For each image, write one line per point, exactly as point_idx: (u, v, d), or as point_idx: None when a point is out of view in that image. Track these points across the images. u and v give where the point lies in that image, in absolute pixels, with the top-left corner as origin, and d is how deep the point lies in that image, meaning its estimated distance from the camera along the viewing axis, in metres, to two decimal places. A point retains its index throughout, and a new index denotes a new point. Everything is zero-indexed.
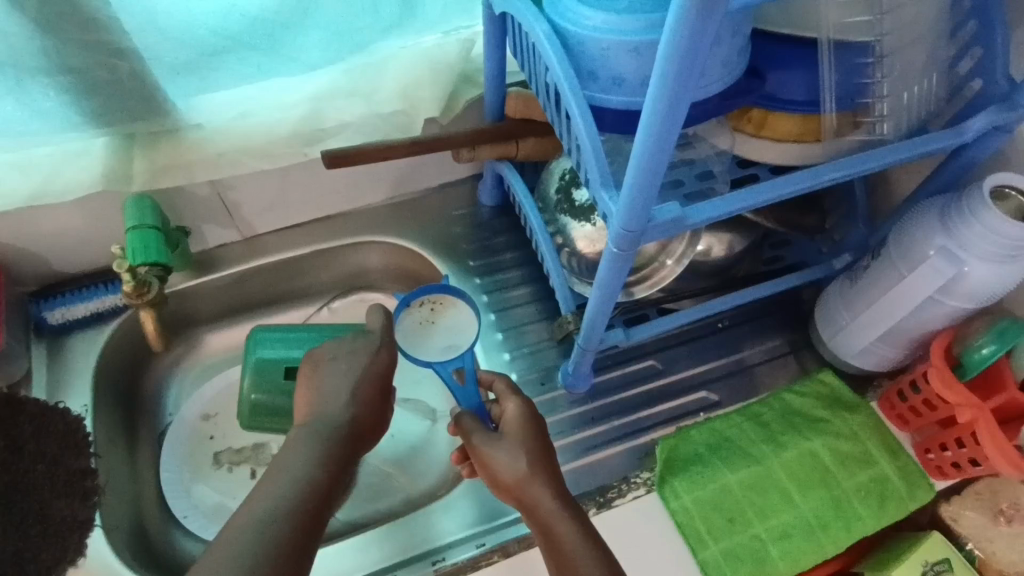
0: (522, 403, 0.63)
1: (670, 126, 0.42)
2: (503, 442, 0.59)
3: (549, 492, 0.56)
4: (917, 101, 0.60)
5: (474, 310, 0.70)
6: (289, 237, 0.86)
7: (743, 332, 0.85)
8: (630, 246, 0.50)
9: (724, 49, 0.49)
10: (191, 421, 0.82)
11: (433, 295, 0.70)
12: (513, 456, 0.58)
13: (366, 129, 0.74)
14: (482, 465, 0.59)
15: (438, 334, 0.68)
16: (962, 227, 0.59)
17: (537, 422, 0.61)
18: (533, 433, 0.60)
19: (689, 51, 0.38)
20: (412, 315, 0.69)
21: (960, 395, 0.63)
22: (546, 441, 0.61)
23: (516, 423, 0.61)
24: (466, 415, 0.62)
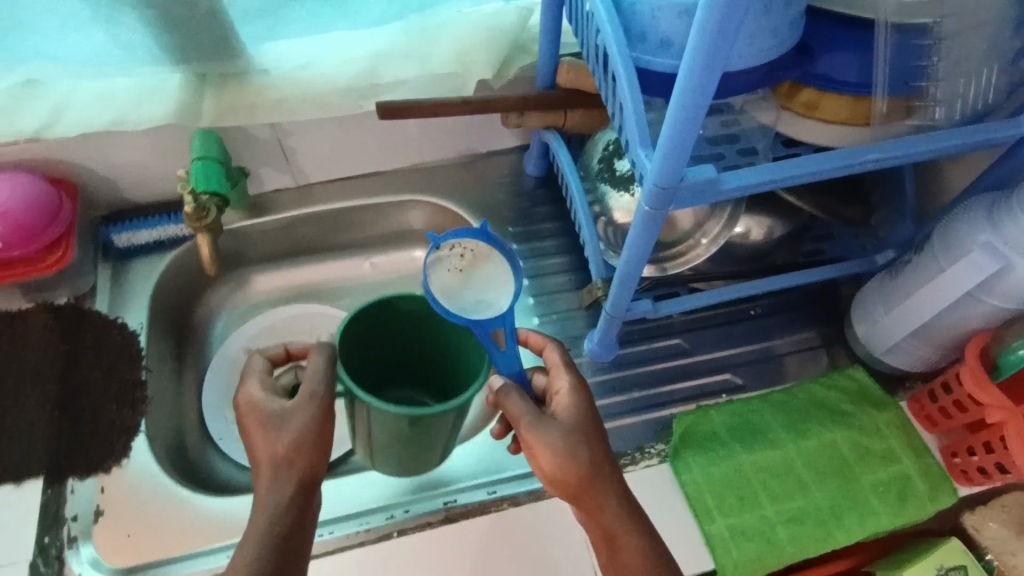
0: (575, 386, 0.57)
1: (706, 84, 0.43)
2: (562, 431, 0.54)
3: (616, 496, 0.54)
4: (978, 92, 0.58)
5: (513, 266, 0.59)
6: (340, 190, 0.90)
7: (775, 322, 0.85)
8: (662, 204, 0.51)
9: (774, 17, 0.50)
10: (234, 353, 0.87)
11: (466, 241, 0.60)
12: (576, 451, 0.53)
13: (420, 88, 0.76)
14: (532, 455, 0.54)
15: (470, 286, 0.58)
16: (1010, 223, 0.58)
17: (592, 409, 0.56)
18: (590, 421, 0.55)
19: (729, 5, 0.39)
20: (442, 263, 0.59)
21: (993, 397, 0.62)
22: (602, 430, 0.56)
23: (573, 409, 0.56)
24: (513, 392, 0.55)
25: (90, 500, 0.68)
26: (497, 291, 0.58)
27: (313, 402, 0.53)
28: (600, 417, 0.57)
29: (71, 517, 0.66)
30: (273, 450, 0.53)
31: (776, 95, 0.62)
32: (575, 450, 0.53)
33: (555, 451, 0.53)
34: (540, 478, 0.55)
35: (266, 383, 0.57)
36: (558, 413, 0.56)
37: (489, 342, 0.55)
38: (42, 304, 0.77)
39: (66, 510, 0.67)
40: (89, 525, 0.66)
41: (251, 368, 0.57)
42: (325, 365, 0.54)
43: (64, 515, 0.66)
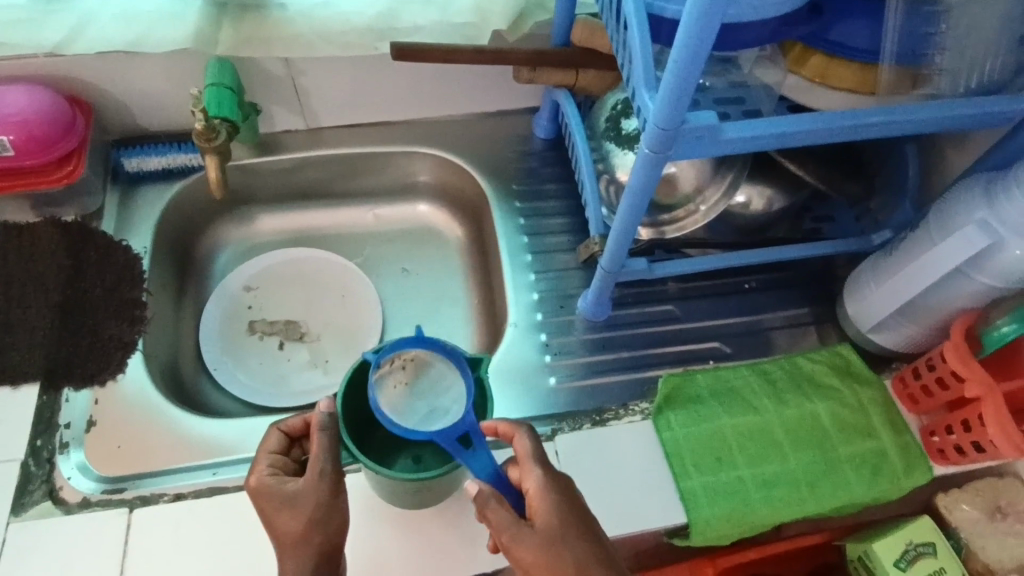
0: (546, 481, 0.53)
1: (710, 23, 0.44)
2: (546, 541, 0.50)
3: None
4: (986, 67, 0.59)
5: (456, 364, 0.62)
6: (350, 136, 0.91)
7: (768, 297, 0.86)
8: (662, 146, 0.52)
9: None
10: (234, 288, 0.89)
11: (405, 352, 0.62)
12: (566, 559, 0.49)
13: (436, 35, 0.77)
14: (520, 568, 0.51)
15: (420, 394, 0.61)
16: (1004, 199, 0.59)
17: (570, 502, 0.53)
18: (570, 518, 0.52)
19: None
20: (386, 379, 0.61)
21: (971, 371, 0.64)
22: (587, 522, 0.53)
23: (549, 510, 0.52)
24: (493, 501, 0.51)
25: (83, 410, 0.69)
26: (446, 390, 0.61)
27: (321, 480, 0.55)
28: (582, 505, 0.54)
29: (63, 424, 0.68)
30: (290, 530, 0.54)
31: (785, 57, 0.63)
32: (562, 557, 0.50)
33: (539, 561, 0.50)
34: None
35: (275, 464, 0.57)
36: (536, 517, 0.52)
37: (452, 445, 0.55)
38: (48, 218, 0.79)
39: (60, 417, 0.68)
40: (80, 433, 0.68)
41: (263, 449, 0.58)
42: (329, 440, 0.55)
43: (57, 422, 0.68)
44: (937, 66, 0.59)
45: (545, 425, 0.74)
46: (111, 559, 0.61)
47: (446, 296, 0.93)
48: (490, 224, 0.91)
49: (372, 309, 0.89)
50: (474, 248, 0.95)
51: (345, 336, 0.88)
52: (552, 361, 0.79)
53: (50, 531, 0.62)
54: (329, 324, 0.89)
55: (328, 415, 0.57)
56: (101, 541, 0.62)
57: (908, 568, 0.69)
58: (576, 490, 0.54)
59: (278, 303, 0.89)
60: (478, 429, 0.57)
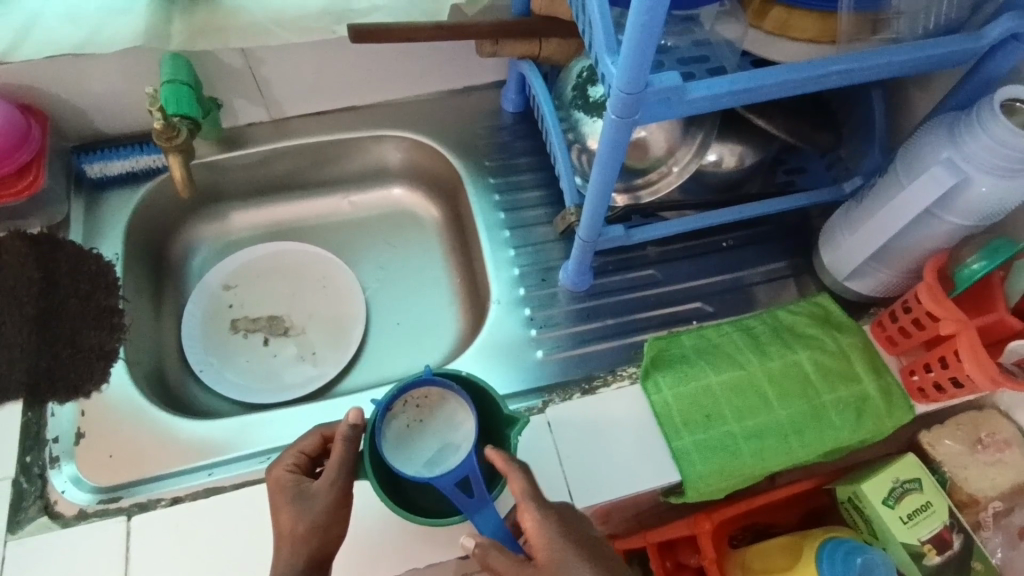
0: (544, 517, 0.54)
1: None
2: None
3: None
4: (943, 8, 0.59)
5: (465, 402, 0.62)
6: (317, 124, 0.90)
7: (746, 253, 0.87)
8: (628, 111, 0.52)
9: None
10: (213, 288, 0.88)
11: (415, 390, 0.62)
12: None
13: (396, 13, 0.76)
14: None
15: (431, 433, 0.62)
16: (969, 139, 0.60)
17: (570, 532, 0.53)
18: (572, 549, 0.52)
19: None
20: (397, 419, 0.62)
21: (947, 311, 0.65)
22: (594, 550, 0.53)
23: (550, 545, 0.52)
24: (492, 551, 0.53)
25: (70, 422, 0.69)
26: (458, 425, 0.62)
27: (332, 488, 0.55)
28: (586, 534, 0.54)
29: (52, 438, 0.67)
30: (290, 528, 0.54)
31: (745, 12, 0.63)
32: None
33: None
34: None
35: (299, 463, 0.59)
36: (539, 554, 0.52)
37: (453, 491, 0.55)
38: (14, 231, 0.77)
39: (48, 431, 0.68)
40: (70, 445, 0.68)
41: (295, 446, 0.60)
42: (347, 453, 0.55)
43: (45, 436, 0.67)
44: (895, 10, 0.59)
45: (537, 396, 0.75)
46: (113, 565, 0.61)
47: (427, 279, 0.92)
48: (465, 202, 0.90)
49: (355, 298, 0.89)
50: (451, 228, 0.95)
51: (329, 327, 0.87)
52: (538, 334, 0.80)
53: (48, 544, 0.62)
54: (313, 315, 0.88)
55: (351, 429, 0.55)
56: (103, 550, 0.62)
57: (896, 504, 0.71)
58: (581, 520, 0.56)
59: (257, 302, 0.89)
60: (478, 475, 0.56)
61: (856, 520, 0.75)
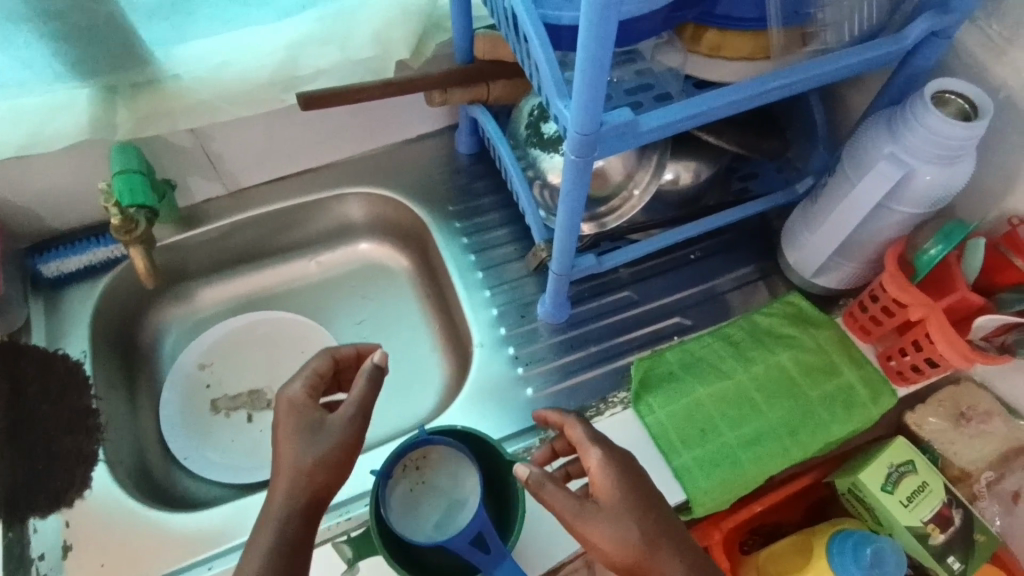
0: (605, 460, 0.55)
1: (605, 28, 0.45)
2: (606, 514, 0.53)
3: (680, 566, 0.52)
4: (863, 14, 0.63)
5: (464, 455, 0.62)
6: (274, 191, 0.89)
7: (714, 263, 0.89)
8: (585, 150, 0.53)
9: None
10: (188, 370, 0.86)
11: (412, 452, 0.62)
12: (625, 528, 0.52)
13: (340, 75, 0.77)
14: (587, 543, 0.53)
15: (436, 492, 0.61)
16: (907, 134, 0.63)
17: (631, 479, 0.55)
18: (630, 495, 0.53)
19: None
20: (399, 486, 0.61)
21: (913, 296, 0.66)
22: (649, 496, 0.54)
23: (610, 486, 0.54)
24: (549, 484, 0.54)
25: (55, 536, 0.66)
26: (462, 481, 0.61)
27: (347, 424, 0.55)
28: (644, 481, 0.55)
29: (37, 556, 0.65)
30: (297, 455, 0.53)
31: (681, 38, 0.65)
32: (622, 530, 0.52)
33: (604, 537, 0.52)
34: (601, 560, 0.54)
35: (313, 384, 0.59)
36: (598, 493, 0.54)
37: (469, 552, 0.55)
38: None
39: (31, 550, 0.65)
40: (57, 560, 0.65)
41: (310, 368, 0.60)
42: (366, 393, 0.56)
43: (30, 556, 0.65)
44: (822, 22, 0.62)
45: (533, 433, 0.75)
46: None
47: (406, 329, 0.92)
48: (434, 249, 0.90)
49: None
50: (423, 276, 0.94)
51: None
52: (525, 372, 0.80)
53: None
54: None
55: (375, 368, 0.57)
56: None
57: (894, 489, 0.73)
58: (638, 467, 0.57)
59: (235, 379, 0.87)
60: (491, 529, 0.56)
61: (860, 509, 0.77)
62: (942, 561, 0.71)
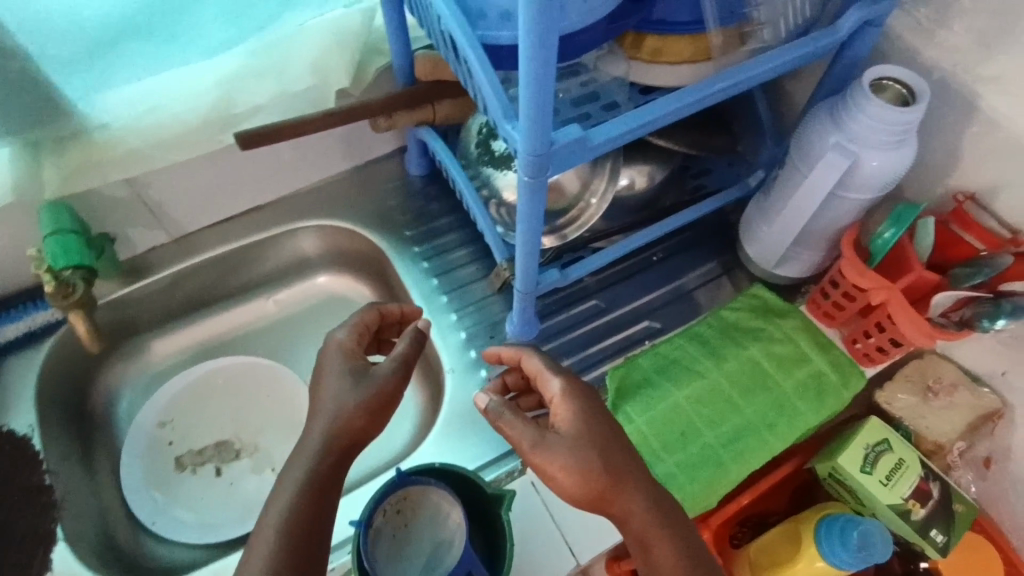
0: (565, 392, 0.57)
1: (546, 46, 0.44)
2: (568, 443, 0.53)
3: (640, 498, 0.54)
4: (797, 9, 0.63)
5: (445, 492, 0.60)
6: (221, 233, 0.86)
7: (676, 262, 0.90)
8: (539, 171, 0.52)
9: None
10: (147, 429, 0.82)
11: (391, 497, 0.60)
12: (586, 457, 0.53)
13: (279, 109, 0.75)
14: (547, 475, 0.53)
15: (420, 533, 0.59)
16: (850, 122, 0.64)
17: (591, 410, 0.56)
18: (590, 425, 0.55)
19: None
20: (381, 532, 0.59)
21: (872, 280, 0.67)
22: (609, 428, 0.56)
23: (570, 415, 0.55)
24: (508, 414, 0.54)
25: None
26: (446, 519, 0.60)
27: (391, 373, 0.57)
28: (603, 414, 0.57)
29: None
30: (335, 403, 0.55)
31: (622, 46, 0.65)
32: (584, 458, 0.53)
33: (566, 467, 0.52)
34: (561, 496, 0.54)
35: (361, 334, 0.63)
36: (559, 423, 0.55)
37: None
38: None
39: None
40: None
41: (360, 319, 0.64)
42: (409, 348, 0.59)
43: None
44: (757, 21, 0.62)
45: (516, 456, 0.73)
46: None
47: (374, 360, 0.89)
48: (394, 277, 0.88)
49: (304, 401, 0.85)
50: None
51: (284, 436, 0.83)
52: None
53: None
54: (264, 430, 0.84)
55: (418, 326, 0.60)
56: None
57: (873, 469, 0.74)
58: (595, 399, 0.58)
59: (199, 434, 0.83)
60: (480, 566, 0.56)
61: (842, 492, 0.78)
62: (926, 535, 0.73)
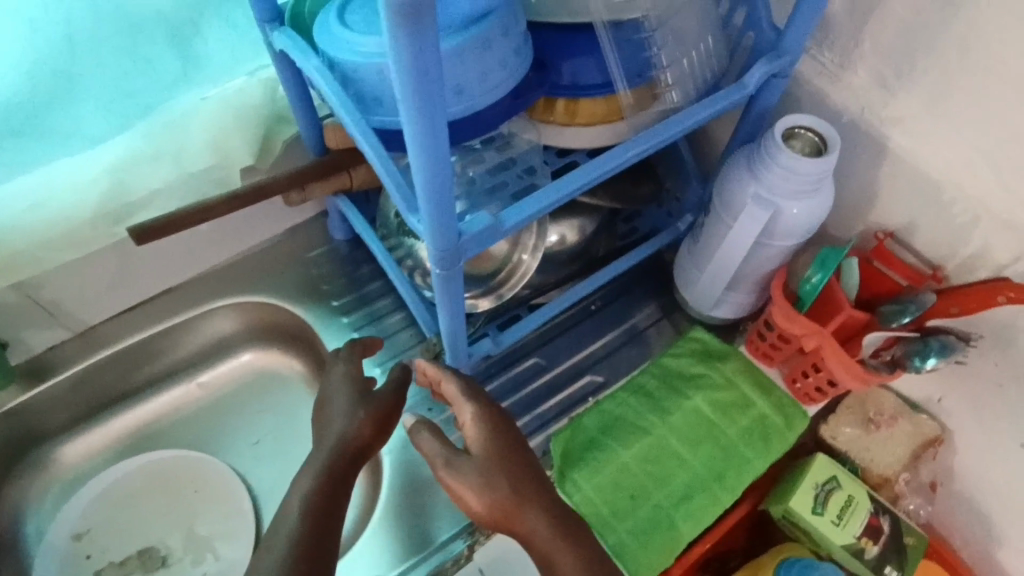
0: (479, 425, 0.63)
1: (436, 146, 0.40)
2: (471, 466, 0.60)
3: (542, 520, 0.58)
4: (704, 64, 0.62)
5: None
6: (129, 322, 0.81)
7: (616, 309, 0.88)
8: (451, 263, 0.50)
9: (477, 60, 0.48)
10: (61, 544, 0.76)
11: None
12: (485, 482, 0.59)
13: (180, 193, 0.70)
14: (456, 495, 0.60)
15: None
16: (766, 174, 0.63)
17: (502, 439, 0.62)
18: (498, 453, 0.61)
19: (419, 62, 0.35)
20: None
21: (805, 326, 0.66)
22: (517, 455, 0.62)
23: (476, 440, 0.62)
24: (427, 436, 0.64)
25: None
26: None
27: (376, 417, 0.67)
28: (514, 441, 0.63)
29: None
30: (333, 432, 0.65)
31: (532, 112, 0.62)
32: (484, 480, 0.59)
33: (470, 487, 0.59)
34: (467, 514, 0.61)
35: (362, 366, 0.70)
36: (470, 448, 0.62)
37: None
38: None
39: None
40: None
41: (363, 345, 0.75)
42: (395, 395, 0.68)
43: None
44: (665, 82, 0.61)
45: (460, 540, 0.72)
46: None
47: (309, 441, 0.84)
48: (321, 349, 0.84)
49: (235, 493, 0.80)
50: (317, 380, 0.87)
51: (214, 534, 0.78)
52: None
53: None
54: (192, 529, 0.78)
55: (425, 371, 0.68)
56: None
57: (824, 509, 0.74)
58: (511, 430, 0.64)
59: (119, 542, 0.77)
60: None
61: (797, 533, 0.77)
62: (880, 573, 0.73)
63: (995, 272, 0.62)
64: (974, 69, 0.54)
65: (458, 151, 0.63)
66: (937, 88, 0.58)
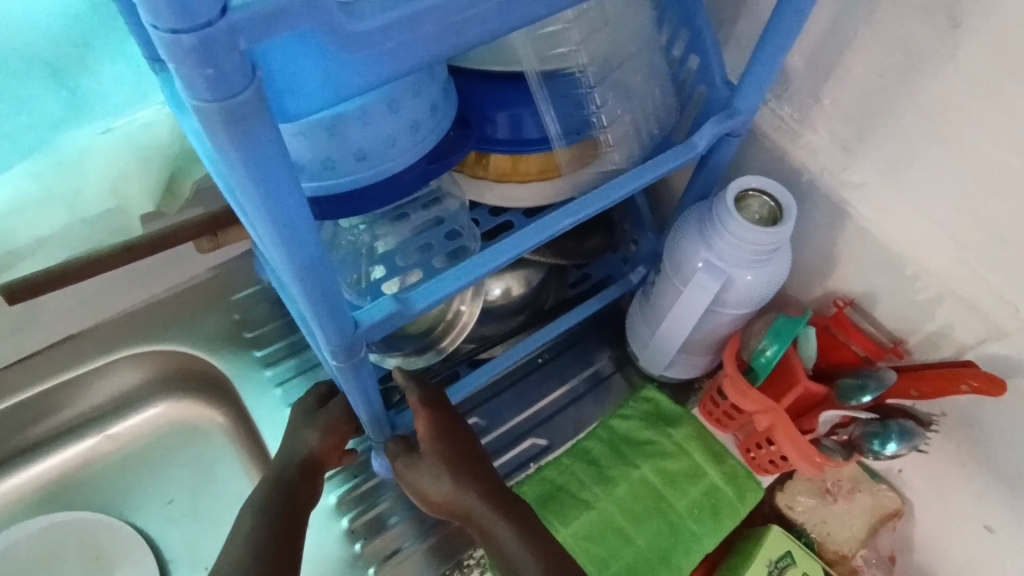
0: (431, 422, 0.60)
1: (305, 254, 0.34)
2: (423, 464, 0.59)
3: (487, 506, 0.57)
4: (651, 120, 0.57)
5: None
6: (27, 373, 0.73)
7: (565, 361, 0.82)
8: (348, 355, 0.44)
9: (380, 125, 0.42)
10: None
11: None
12: (436, 477, 0.59)
13: (71, 241, 0.63)
14: (413, 489, 0.60)
15: None
16: (717, 240, 0.58)
17: (451, 435, 0.60)
18: (445, 448, 0.59)
19: (263, 183, 0.28)
20: None
21: (757, 402, 0.61)
22: (464, 449, 0.61)
23: (428, 440, 0.60)
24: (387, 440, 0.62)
25: None
26: None
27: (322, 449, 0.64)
28: (463, 434, 0.62)
29: None
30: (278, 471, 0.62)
31: (463, 166, 0.57)
32: (437, 474, 0.58)
33: (425, 483, 0.59)
34: (421, 504, 0.60)
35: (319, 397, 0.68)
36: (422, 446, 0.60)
37: None
38: None
39: None
40: None
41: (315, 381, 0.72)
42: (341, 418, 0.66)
43: None
44: (607, 139, 0.55)
45: None
46: None
47: (226, 502, 0.77)
48: (243, 406, 0.77)
49: (140, 561, 0.73)
50: (237, 434, 0.80)
51: None
52: (364, 548, 0.69)
53: None
54: None
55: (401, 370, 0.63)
56: None
57: None
58: (459, 422, 0.62)
59: None
60: None
61: None
62: None
63: (958, 352, 0.58)
64: (938, 141, 0.50)
65: (372, 217, 0.56)
66: (898, 157, 0.53)
